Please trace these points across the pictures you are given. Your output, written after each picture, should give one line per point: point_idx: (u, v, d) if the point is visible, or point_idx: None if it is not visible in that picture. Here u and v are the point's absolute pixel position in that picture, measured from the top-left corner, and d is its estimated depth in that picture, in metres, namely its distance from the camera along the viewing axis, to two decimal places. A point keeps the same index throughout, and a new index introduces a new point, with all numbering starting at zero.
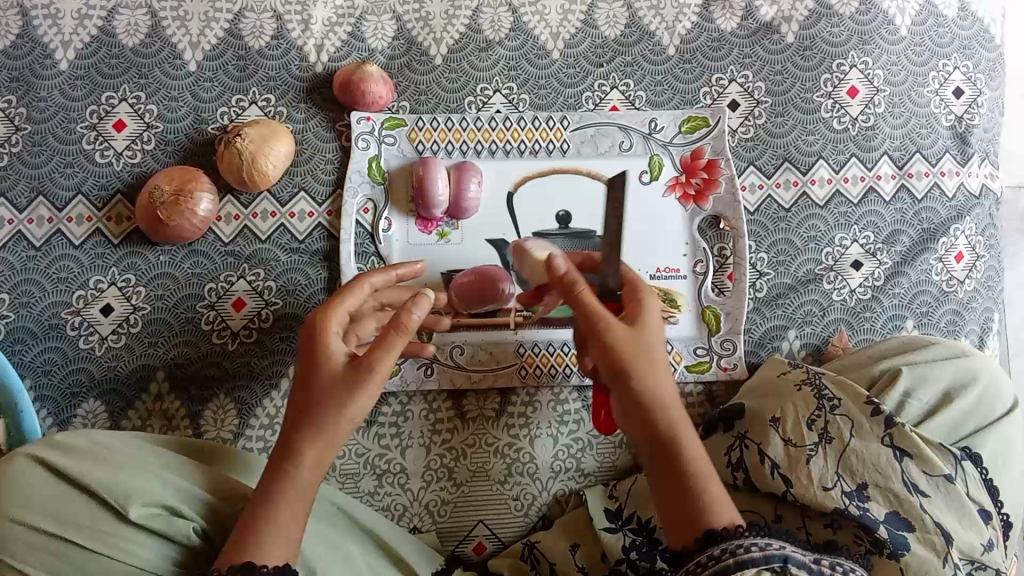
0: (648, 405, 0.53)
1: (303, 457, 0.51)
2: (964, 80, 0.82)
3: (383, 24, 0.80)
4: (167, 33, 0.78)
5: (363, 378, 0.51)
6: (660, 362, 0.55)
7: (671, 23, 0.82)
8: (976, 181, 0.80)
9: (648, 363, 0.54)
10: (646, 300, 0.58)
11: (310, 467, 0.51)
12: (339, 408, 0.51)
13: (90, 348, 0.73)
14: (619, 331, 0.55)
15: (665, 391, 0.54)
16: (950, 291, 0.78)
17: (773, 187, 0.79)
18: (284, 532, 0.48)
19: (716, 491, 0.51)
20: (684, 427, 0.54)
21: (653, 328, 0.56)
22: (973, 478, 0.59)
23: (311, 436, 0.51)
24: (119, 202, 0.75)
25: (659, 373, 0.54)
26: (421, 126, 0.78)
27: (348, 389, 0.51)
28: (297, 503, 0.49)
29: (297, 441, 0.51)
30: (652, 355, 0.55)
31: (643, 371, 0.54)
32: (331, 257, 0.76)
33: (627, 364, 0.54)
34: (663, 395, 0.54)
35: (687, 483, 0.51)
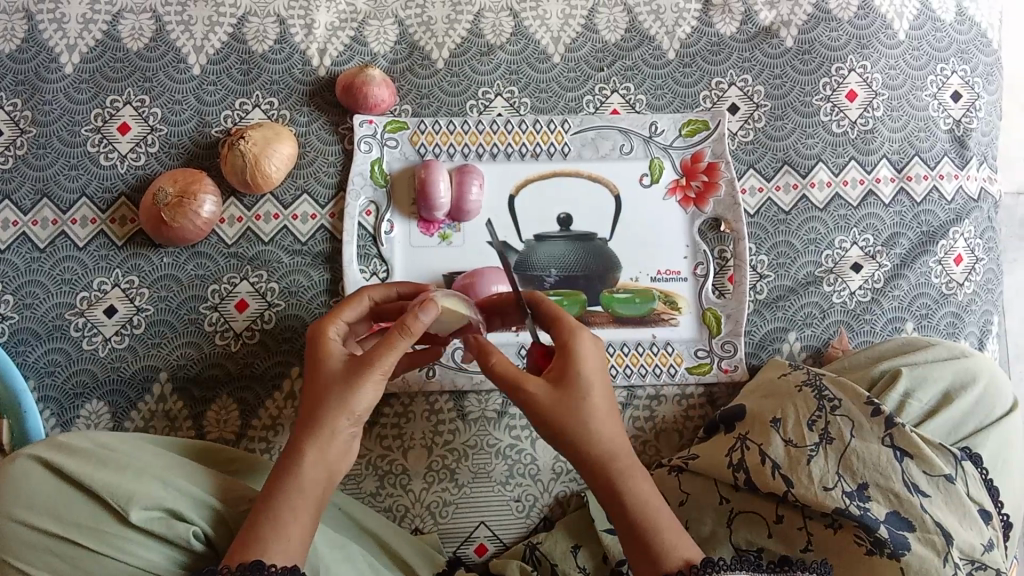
0: (592, 450, 0.50)
1: (304, 459, 0.49)
2: (962, 84, 0.82)
3: (385, 28, 0.81)
4: (171, 37, 0.79)
5: (361, 373, 0.50)
6: (598, 408, 0.51)
7: (671, 28, 0.82)
8: (975, 185, 0.81)
9: (579, 410, 0.50)
10: (575, 337, 0.52)
11: (316, 465, 0.49)
12: (341, 408, 0.50)
13: (93, 349, 0.73)
14: (545, 398, 0.50)
15: (606, 434, 0.51)
16: (949, 294, 0.78)
17: (773, 189, 0.79)
18: (286, 535, 0.47)
19: (670, 529, 0.49)
20: (635, 471, 0.51)
21: (587, 365, 0.51)
22: (973, 479, 0.59)
23: (313, 436, 0.50)
24: (123, 204, 0.76)
25: (594, 419, 0.50)
26: (423, 129, 0.79)
27: (350, 385, 0.50)
28: (301, 506, 0.48)
29: (300, 441, 0.50)
30: (586, 400, 0.50)
31: (583, 420, 0.50)
32: (333, 259, 0.76)
33: (558, 418, 0.50)
34: (602, 442, 0.50)
35: (643, 524, 0.49)
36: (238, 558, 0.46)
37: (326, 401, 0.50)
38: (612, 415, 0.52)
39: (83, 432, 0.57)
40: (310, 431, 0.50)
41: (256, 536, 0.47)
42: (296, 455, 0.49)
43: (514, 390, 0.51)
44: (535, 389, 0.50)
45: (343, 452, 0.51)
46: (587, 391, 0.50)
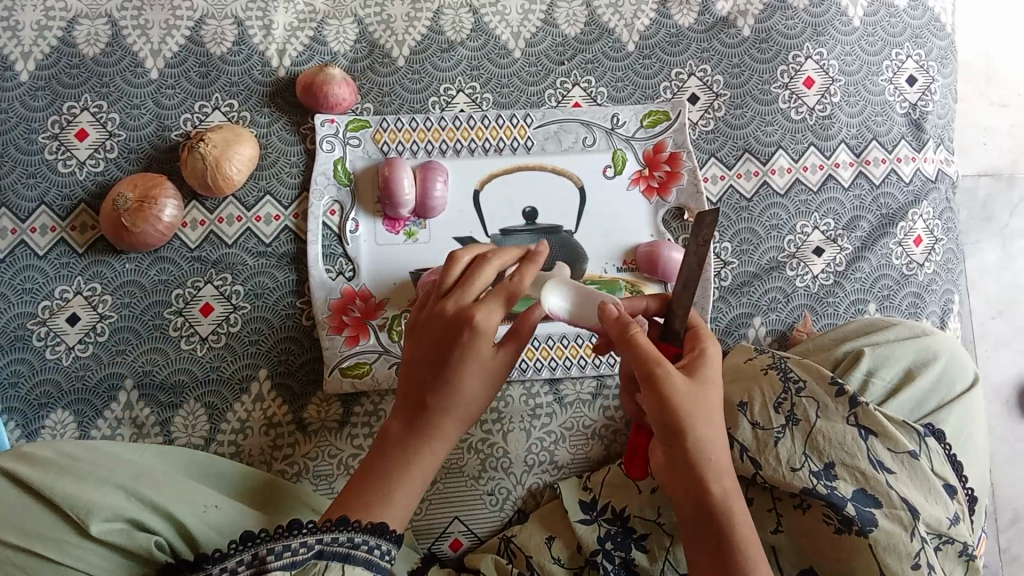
0: (699, 466, 0.50)
1: (442, 425, 0.54)
2: (917, 68, 0.84)
3: (344, 28, 0.81)
4: (128, 42, 0.78)
5: (503, 368, 0.55)
6: (716, 418, 0.51)
7: (630, 20, 0.83)
8: (932, 167, 0.82)
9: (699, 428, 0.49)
10: (708, 347, 0.52)
11: (445, 438, 0.55)
12: (478, 390, 0.54)
13: (57, 358, 0.73)
14: (679, 393, 0.48)
15: (723, 462, 0.51)
16: (910, 274, 0.79)
17: (733, 178, 0.80)
18: (412, 489, 0.54)
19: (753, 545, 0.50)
20: (733, 489, 0.51)
21: (710, 378, 0.50)
22: (937, 455, 0.61)
23: (451, 409, 0.54)
24: (83, 211, 0.75)
25: (712, 434, 0.50)
26: (386, 126, 0.79)
27: (492, 378, 0.54)
28: (428, 465, 0.54)
29: (445, 418, 0.54)
30: (709, 412, 0.50)
31: (701, 431, 0.49)
32: (298, 259, 0.76)
33: (682, 436, 0.49)
34: (712, 456, 0.50)
35: (740, 551, 0.49)
36: (365, 512, 0.51)
37: (456, 377, 0.54)
38: (717, 425, 0.51)
39: (47, 442, 0.57)
40: (448, 407, 0.54)
41: (386, 487, 0.53)
42: (435, 420, 0.54)
43: (643, 371, 0.49)
44: (670, 377, 0.48)
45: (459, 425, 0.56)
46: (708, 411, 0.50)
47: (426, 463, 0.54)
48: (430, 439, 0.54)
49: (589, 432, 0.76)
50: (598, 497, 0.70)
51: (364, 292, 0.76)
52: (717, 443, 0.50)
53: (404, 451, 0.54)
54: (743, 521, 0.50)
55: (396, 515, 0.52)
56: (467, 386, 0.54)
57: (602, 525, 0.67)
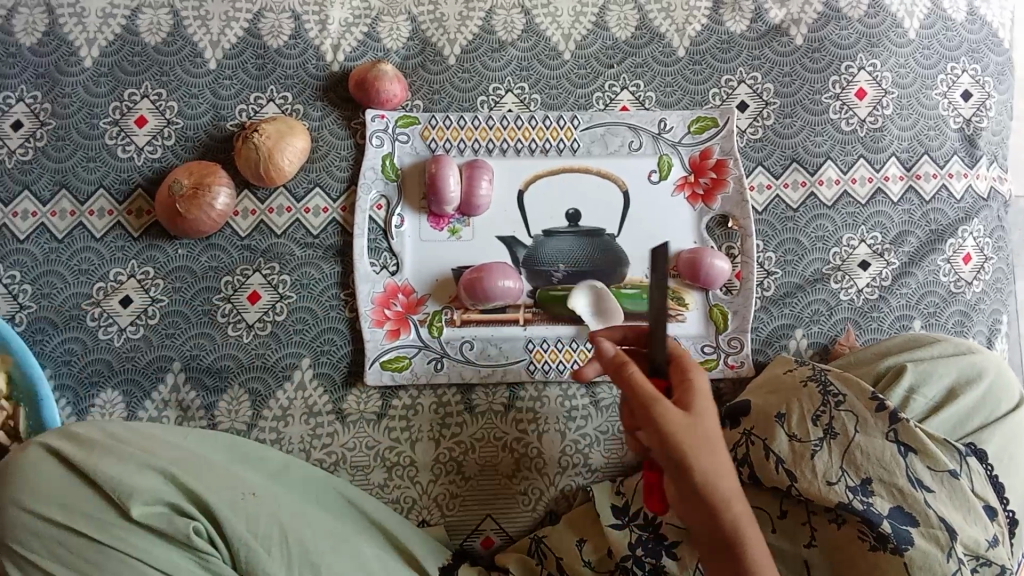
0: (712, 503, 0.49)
1: None
2: (972, 82, 0.82)
3: (398, 25, 0.82)
4: (189, 32, 0.80)
5: None
6: (720, 448, 0.50)
7: (682, 25, 0.83)
8: (984, 184, 0.81)
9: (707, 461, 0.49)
10: (694, 377, 0.52)
11: None
12: None
13: (110, 338, 0.75)
14: (678, 423, 0.49)
15: (732, 493, 0.50)
16: (957, 292, 0.78)
17: (781, 187, 0.79)
18: None
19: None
20: (748, 521, 0.50)
21: (704, 408, 0.50)
22: (979, 475, 0.59)
23: None
24: (139, 196, 0.77)
25: (718, 465, 0.49)
26: (434, 123, 0.80)
27: None
28: None
29: None
30: (710, 443, 0.49)
31: (707, 465, 0.49)
32: (344, 252, 0.77)
33: (688, 472, 0.49)
34: (721, 488, 0.49)
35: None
36: None
37: None
38: (724, 455, 0.50)
39: (101, 424, 0.63)
40: None
41: None
42: None
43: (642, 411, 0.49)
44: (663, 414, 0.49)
45: None
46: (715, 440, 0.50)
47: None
48: None
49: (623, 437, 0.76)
50: (630, 502, 0.70)
51: (407, 287, 0.77)
52: (725, 475, 0.50)
53: None
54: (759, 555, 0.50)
55: None
56: None
57: (634, 531, 0.66)
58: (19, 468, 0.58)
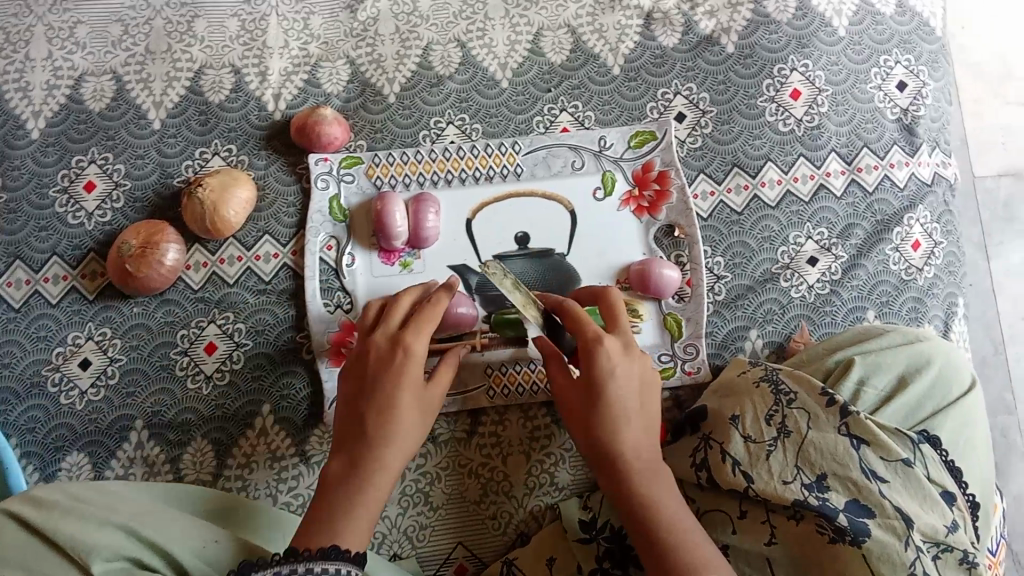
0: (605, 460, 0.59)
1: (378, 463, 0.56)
2: (906, 73, 0.83)
3: (337, 69, 0.84)
4: (132, 95, 0.82)
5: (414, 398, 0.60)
6: (601, 407, 0.59)
7: (614, 44, 0.84)
8: (928, 170, 0.81)
9: (589, 416, 0.59)
10: (584, 339, 0.60)
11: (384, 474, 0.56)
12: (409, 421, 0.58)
13: (71, 402, 0.76)
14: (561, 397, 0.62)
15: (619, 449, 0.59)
16: (910, 280, 0.78)
17: (724, 192, 0.80)
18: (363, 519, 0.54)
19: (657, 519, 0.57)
20: (638, 472, 0.58)
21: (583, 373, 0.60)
22: (932, 462, 0.60)
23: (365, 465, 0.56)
24: (92, 259, 0.78)
25: (595, 430, 0.59)
26: (377, 161, 0.81)
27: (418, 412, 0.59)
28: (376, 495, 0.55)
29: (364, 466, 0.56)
30: (588, 408, 0.59)
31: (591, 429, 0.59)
32: (297, 295, 0.78)
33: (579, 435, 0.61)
34: (605, 445, 0.59)
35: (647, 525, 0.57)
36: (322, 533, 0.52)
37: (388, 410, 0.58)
38: (608, 413, 0.59)
39: (58, 485, 0.61)
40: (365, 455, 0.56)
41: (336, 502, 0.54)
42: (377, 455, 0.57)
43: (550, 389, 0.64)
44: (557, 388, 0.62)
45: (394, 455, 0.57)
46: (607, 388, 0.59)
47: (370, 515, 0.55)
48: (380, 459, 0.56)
49: None
50: (598, 516, 0.70)
51: None
52: (610, 433, 0.59)
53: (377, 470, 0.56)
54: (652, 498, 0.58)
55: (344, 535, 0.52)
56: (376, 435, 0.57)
57: (602, 544, 0.68)
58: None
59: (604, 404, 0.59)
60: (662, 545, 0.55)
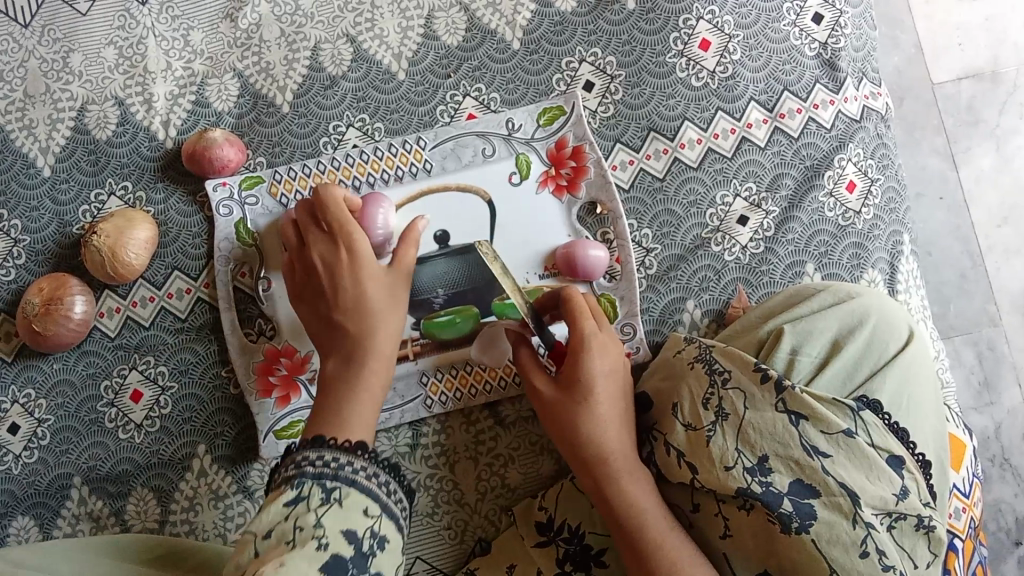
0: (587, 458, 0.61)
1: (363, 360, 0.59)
2: (821, 4, 0.78)
3: (226, 84, 0.80)
4: (16, 144, 0.78)
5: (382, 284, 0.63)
6: (587, 403, 0.61)
7: (510, 16, 0.79)
8: (855, 105, 0.77)
9: (575, 414, 0.61)
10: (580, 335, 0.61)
11: (374, 369, 0.59)
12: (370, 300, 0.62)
13: (7, 468, 0.74)
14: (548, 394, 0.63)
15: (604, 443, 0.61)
16: (847, 225, 0.75)
17: (643, 160, 0.76)
18: (363, 409, 0.56)
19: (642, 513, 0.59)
20: (621, 467, 0.60)
21: (572, 368, 0.62)
22: (876, 426, 0.57)
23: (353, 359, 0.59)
24: (3, 321, 0.76)
25: (577, 421, 0.61)
26: (279, 178, 0.77)
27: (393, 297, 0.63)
28: (372, 381, 0.59)
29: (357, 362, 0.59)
30: (575, 408, 0.61)
31: (577, 420, 0.61)
32: (217, 329, 0.75)
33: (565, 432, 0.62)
34: (588, 439, 0.61)
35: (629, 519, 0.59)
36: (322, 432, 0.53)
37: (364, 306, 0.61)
38: (595, 411, 0.61)
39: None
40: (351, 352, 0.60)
41: (331, 398, 0.57)
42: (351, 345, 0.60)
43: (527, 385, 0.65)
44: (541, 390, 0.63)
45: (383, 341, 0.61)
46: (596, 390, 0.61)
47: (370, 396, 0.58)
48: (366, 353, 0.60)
49: (537, 450, 0.74)
50: (554, 515, 0.68)
51: (288, 348, 0.75)
52: (597, 427, 0.61)
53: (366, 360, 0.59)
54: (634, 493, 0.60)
55: (353, 428, 0.54)
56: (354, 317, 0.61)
57: (560, 546, 0.67)
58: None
59: (586, 402, 0.61)
60: (640, 542, 0.58)
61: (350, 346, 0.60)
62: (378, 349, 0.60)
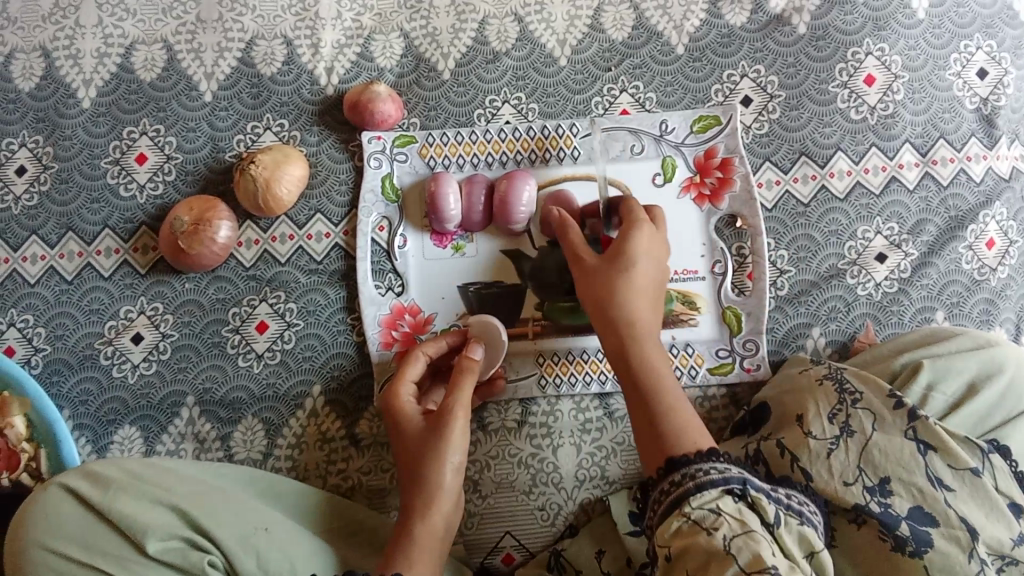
0: (622, 345, 0.59)
1: (416, 499, 0.59)
2: (988, 59, 0.79)
3: (391, 42, 0.81)
4: (183, 66, 0.81)
5: (438, 426, 0.61)
6: (637, 292, 0.60)
7: (679, 21, 0.80)
8: (1007, 164, 0.77)
9: (616, 294, 0.60)
10: (636, 237, 0.62)
11: (439, 497, 0.59)
12: (437, 456, 0.60)
13: (124, 376, 0.76)
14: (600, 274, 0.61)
15: (638, 330, 0.59)
16: (982, 280, 0.75)
17: (790, 182, 0.77)
18: (423, 547, 0.57)
19: (678, 412, 0.55)
20: (651, 360, 0.58)
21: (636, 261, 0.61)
22: (1002, 473, 0.58)
23: (416, 484, 0.60)
24: (144, 233, 0.78)
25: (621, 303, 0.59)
26: (431, 141, 0.78)
27: (435, 437, 0.60)
28: (439, 502, 0.59)
29: (410, 493, 0.60)
30: (627, 286, 0.60)
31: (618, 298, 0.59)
32: (349, 276, 0.77)
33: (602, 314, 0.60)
34: (628, 326, 0.59)
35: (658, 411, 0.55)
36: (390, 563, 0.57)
37: (426, 452, 0.60)
38: (649, 307, 0.60)
39: (116, 460, 0.64)
40: (416, 486, 0.60)
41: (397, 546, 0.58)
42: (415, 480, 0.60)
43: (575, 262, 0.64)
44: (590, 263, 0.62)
45: (448, 496, 0.60)
46: (636, 266, 0.60)
47: (436, 531, 0.59)
48: (426, 486, 0.59)
49: None
50: (648, 506, 0.69)
51: (413, 306, 0.76)
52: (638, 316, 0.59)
53: (413, 475, 0.60)
54: (659, 387, 0.56)
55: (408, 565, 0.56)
56: (421, 464, 0.60)
57: None
58: (38, 506, 0.59)
59: (627, 284, 0.60)
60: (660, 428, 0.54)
61: (405, 475, 0.61)
62: (428, 467, 0.60)
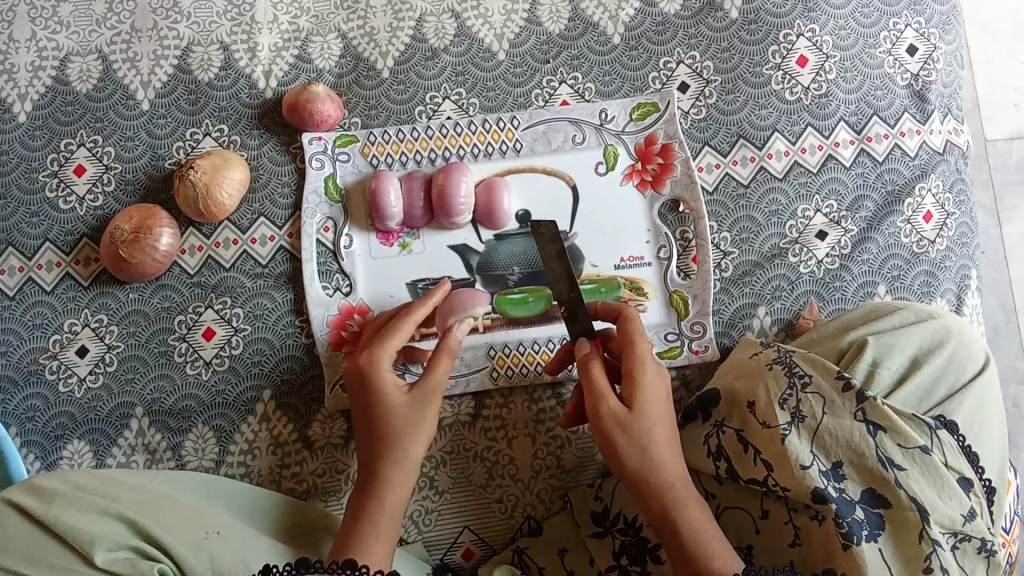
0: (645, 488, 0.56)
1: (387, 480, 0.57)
2: (917, 37, 0.80)
3: (328, 43, 0.81)
4: (119, 75, 0.80)
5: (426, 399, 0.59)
6: (657, 427, 0.57)
7: (614, 12, 0.81)
8: (939, 138, 0.79)
9: (641, 439, 0.56)
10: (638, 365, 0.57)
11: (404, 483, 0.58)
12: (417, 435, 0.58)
13: (70, 390, 0.75)
14: (620, 412, 0.56)
15: (670, 471, 0.56)
16: (921, 252, 0.76)
17: (729, 165, 0.78)
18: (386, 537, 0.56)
19: (712, 544, 0.54)
20: (685, 502, 0.56)
21: (650, 391, 0.57)
22: (951, 447, 0.59)
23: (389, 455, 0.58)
24: (85, 245, 0.77)
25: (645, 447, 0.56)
26: (373, 140, 0.79)
27: (422, 415, 0.59)
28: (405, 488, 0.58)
29: (383, 469, 0.57)
30: (653, 430, 0.56)
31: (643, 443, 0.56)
32: (295, 278, 0.77)
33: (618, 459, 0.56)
34: (657, 473, 0.56)
35: (699, 555, 0.54)
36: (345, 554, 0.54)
37: (409, 429, 0.58)
38: (669, 435, 0.57)
39: (63, 474, 0.63)
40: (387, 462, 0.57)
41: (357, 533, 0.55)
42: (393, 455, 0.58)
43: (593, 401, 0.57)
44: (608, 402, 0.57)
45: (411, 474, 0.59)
46: (648, 407, 0.56)
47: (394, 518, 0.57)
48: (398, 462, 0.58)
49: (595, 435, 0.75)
50: (610, 505, 0.68)
51: (362, 306, 0.76)
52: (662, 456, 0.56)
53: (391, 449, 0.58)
54: (696, 528, 0.55)
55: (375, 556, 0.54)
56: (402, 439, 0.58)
57: (616, 538, 0.66)
58: None
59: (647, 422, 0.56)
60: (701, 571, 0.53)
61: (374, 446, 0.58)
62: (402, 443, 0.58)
